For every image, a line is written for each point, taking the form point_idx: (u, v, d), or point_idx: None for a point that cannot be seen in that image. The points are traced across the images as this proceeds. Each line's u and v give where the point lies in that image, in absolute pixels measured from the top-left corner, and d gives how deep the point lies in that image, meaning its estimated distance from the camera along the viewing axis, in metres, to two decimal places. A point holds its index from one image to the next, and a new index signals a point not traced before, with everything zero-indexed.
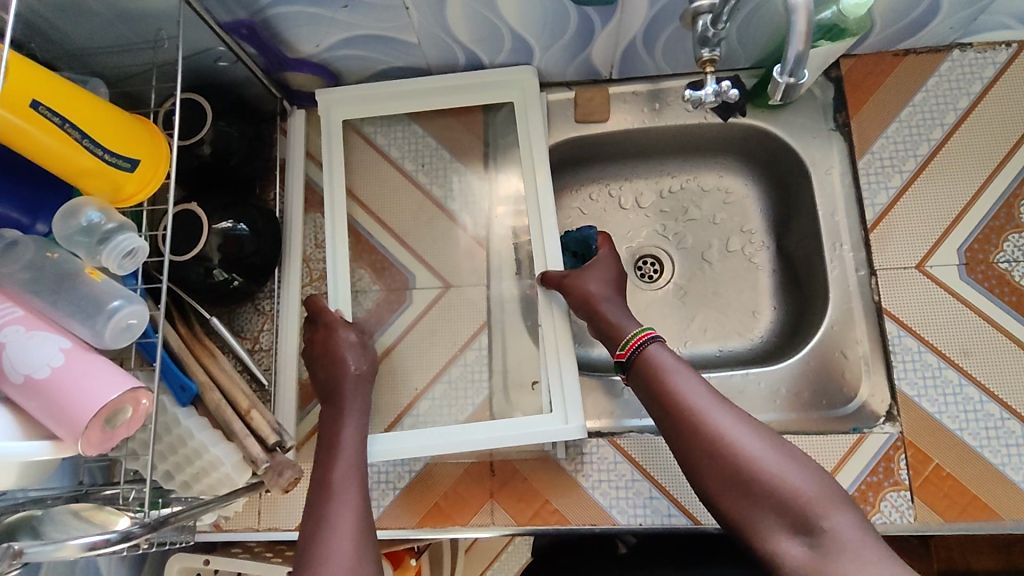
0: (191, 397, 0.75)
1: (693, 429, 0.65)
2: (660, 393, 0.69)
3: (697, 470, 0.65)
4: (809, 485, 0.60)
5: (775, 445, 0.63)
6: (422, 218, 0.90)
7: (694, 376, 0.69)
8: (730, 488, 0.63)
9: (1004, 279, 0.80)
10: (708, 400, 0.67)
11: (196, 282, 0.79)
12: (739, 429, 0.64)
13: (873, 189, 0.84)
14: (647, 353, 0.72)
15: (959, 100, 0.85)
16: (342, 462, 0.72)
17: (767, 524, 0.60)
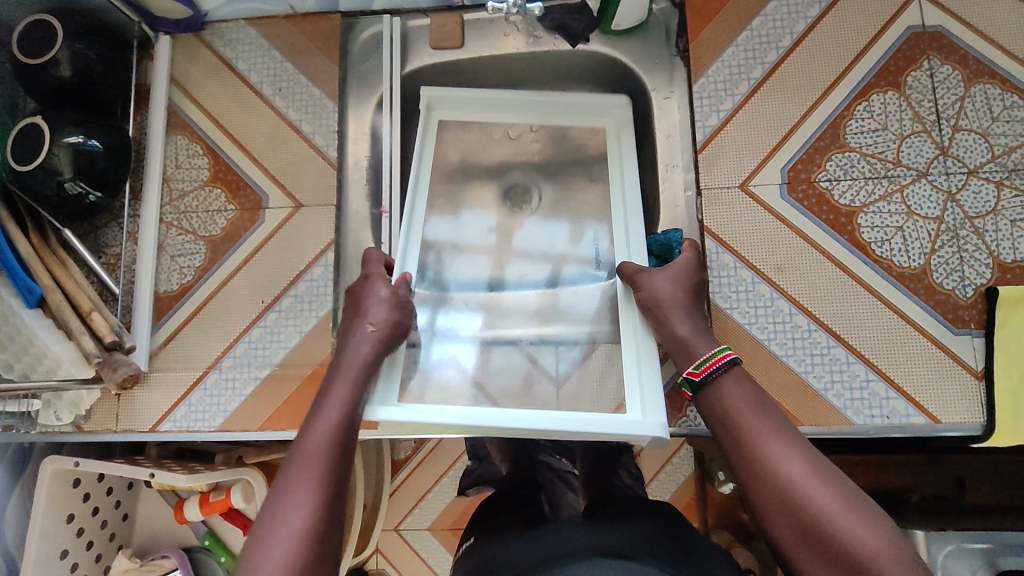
0: (36, 300, 0.81)
1: (763, 470, 0.57)
2: (732, 428, 0.61)
3: (765, 518, 0.56)
4: (892, 554, 0.50)
5: (855, 499, 0.54)
6: (277, 140, 0.94)
7: (770, 413, 0.61)
8: (792, 538, 0.54)
9: (824, 198, 0.82)
10: (783, 438, 0.59)
11: (50, 196, 0.83)
12: (815, 471, 0.55)
13: (704, 111, 0.86)
14: (725, 379, 0.64)
15: (796, 24, 0.86)
16: (313, 446, 0.58)
17: None
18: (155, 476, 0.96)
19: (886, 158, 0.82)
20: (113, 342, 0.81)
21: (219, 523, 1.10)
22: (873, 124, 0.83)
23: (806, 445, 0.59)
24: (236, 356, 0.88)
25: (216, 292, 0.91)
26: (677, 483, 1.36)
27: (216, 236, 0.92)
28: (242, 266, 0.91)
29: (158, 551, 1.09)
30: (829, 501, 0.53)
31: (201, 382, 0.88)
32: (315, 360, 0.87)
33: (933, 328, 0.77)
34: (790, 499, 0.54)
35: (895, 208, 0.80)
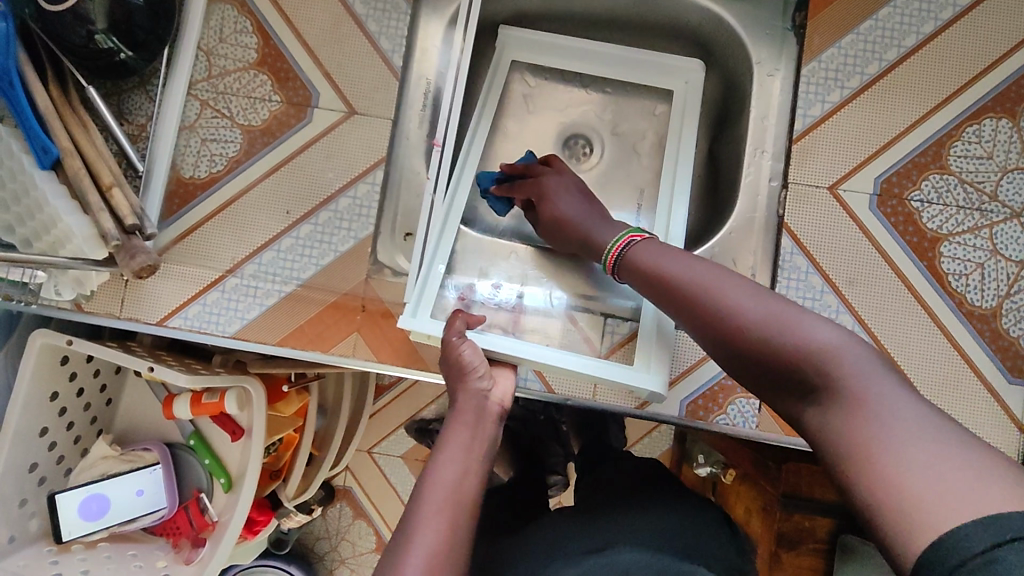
0: (51, 162, 0.72)
1: (700, 312, 0.58)
2: (662, 279, 0.63)
3: (720, 349, 0.57)
4: (843, 348, 0.49)
5: (788, 305, 0.54)
6: (337, 34, 0.84)
7: (693, 258, 0.63)
8: (743, 361, 0.55)
9: (912, 219, 0.78)
10: (708, 274, 0.60)
11: (78, 45, 0.74)
12: (746, 296, 0.56)
13: (809, 99, 0.79)
14: (635, 249, 0.68)
15: (924, 24, 0.79)
16: (462, 406, 0.62)
17: (798, 392, 0.51)
18: (154, 370, 0.90)
19: (983, 189, 0.77)
20: (133, 226, 0.73)
21: (206, 425, 1.07)
22: (978, 150, 0.78)
23: (733, 275, 0.60)
24: (261, 264, 0.82)
25: (246, 190, 0.83)
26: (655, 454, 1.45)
27: (256, 128, 0.83)
28: (280, 166, 0.83)
29: (141, 441, 1.07)
30: (760, 316, 0.54)
31: (219, 284, 0.81)
32: (350, 282, 0.82)
33: (989, 372, 0.76)
34: (736, 329, 0.55)
35: (981, 244, 0.77)
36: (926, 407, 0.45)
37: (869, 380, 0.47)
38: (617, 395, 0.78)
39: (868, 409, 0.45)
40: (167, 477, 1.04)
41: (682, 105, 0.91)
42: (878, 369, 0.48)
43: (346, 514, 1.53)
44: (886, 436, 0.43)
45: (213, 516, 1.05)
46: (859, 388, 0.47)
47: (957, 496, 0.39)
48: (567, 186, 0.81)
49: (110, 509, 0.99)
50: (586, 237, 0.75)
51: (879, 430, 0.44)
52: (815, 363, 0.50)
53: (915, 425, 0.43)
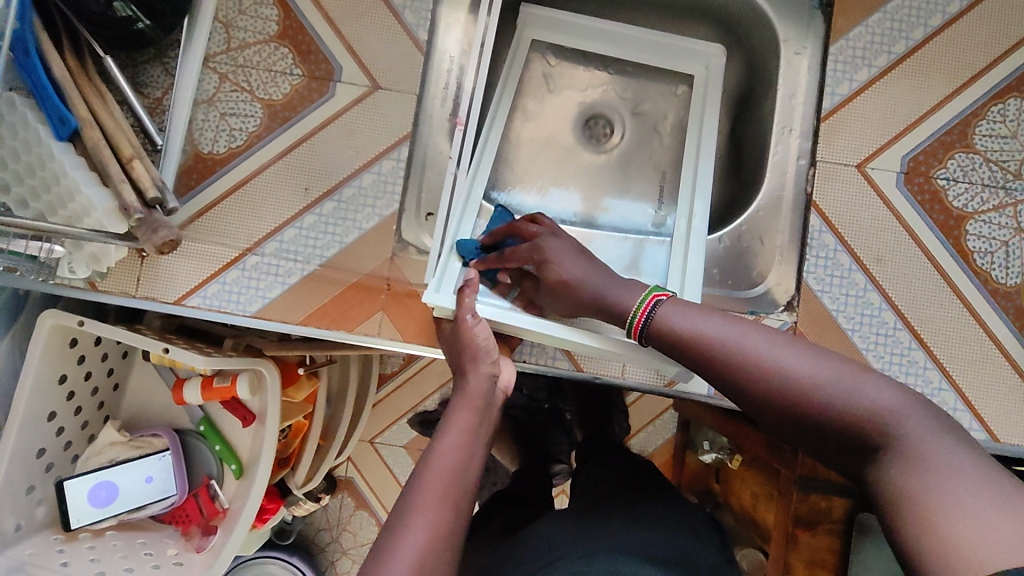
0: (69, 133, 0.70)
1: (747, 380, 0.53)
2: (695, 346, 0.57)
3: (767, 415, 0.53)
4: (905, 409, 0.48)
5: (843, 364, 0.51)
6: (360, 7, 0.82)
7: (729, 318, 0.57)
8: (796, 426, 0.52)
9: (938, 196, 0.78)
10: (752, 336, 0.55)
11: (95, 15, 0.71)
12: (797, 357, 0.52)
13: (836, 77, 0.79)
14: (661, 313, 0.60)
15: (950, 4, 0.79)
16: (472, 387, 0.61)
17: (855, 454, 0.49)
18: (169, 352, 0.88)
19: (1007, 168, 0.78)
20: (155, 199, 0.71)
21: (217, 411, 1.05)
22: (1002, 129, 0.79)
23: (777, 334, 0.55)
24: (283, 242, 0.80)
25: (267, 165, 0.80)
26: (659, 441, 1.47)
27: (277, 102, 0.81)
28: (301, 142, 0.81)
29: (148, 428, 1.05)
30: (817, 378, 0.50)
31: (239, 262, 0.79)
32: (374, 260, 0.81)
33: (1013, 349, 0.77)
34: (788, 397, 0.51)
35: (1005, 222, 0.78)
36: (982, 458, 0.45)
37: (933, 442, 0.46)
38: (646, 373, 0.78)
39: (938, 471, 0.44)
40: (177, 463, 1.02)
41: (705, 85, 0.91)
42: (939, 429, 0.47)
43: (348, 505, 1.51)
44: (956, 501, 0.42)
45: (224, 503, 1.03)
46: (927, 452, 0.45)
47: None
48: (564, 248, 0.71)
49: (117, 497, 0.96)
50: (600, 300, 0.66)
51: (946, 491, 0.43)
52: (879, 426, 0.48)
53: (985, 486, 0.42)
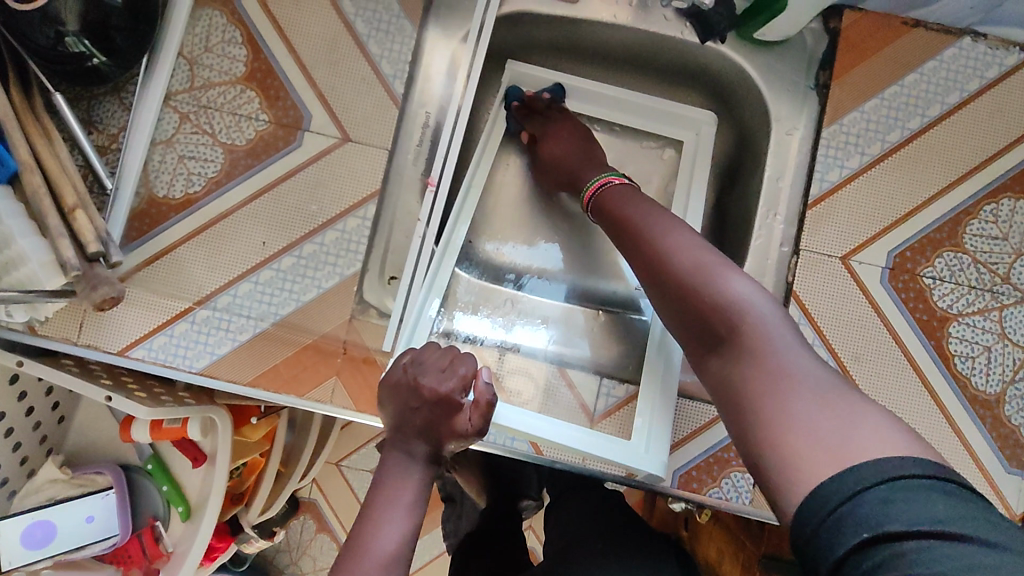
0: (7, 176, 0.65)
1: (641, 253, 0.62)
2: (623, 218, 0.67)
3: (656, 301, 0.61)
4: (755, 303, 0.54)
5: (719, 257, 0.58)
6: (335, 53, 0.78)
7: (651, 207, 0.66)
8: (673, 312, 0.59)
9: (923, 295, 0.75)
10: (661, 219, 0.63)
11: (45, 48, 0.66)
12: (682, 241, 0.60)
13: (827, 163, 0.76)
14: (611, 190, 0.71)
15: (949, 95, 0.76)
16: (418, 451, 0.62)
17: (714, 342, 0.55)
18: (111, 400, 0.82)
19: (996, 271, 0.75)
20: (97, 253, 0.67)
21: (168, 449, 1.02)
22: (994, 230, 0.75)
23: (691, 228, 0.62)
24: (237, 296, 0.76)
25: (225, 214, 0.76)
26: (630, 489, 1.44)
27: (239, 148, 0.77)
28: (262, 191, 0.77)
29: (93, 464, 1.00)
30: (693, 263, 0.58)
31: (188, 314, 0.75)
32: (332, 321, 0.77)
33: (988, 460, 0.73)
34: (670, 277, 0.59)
35: (989, 326, 0.75)
36: (824, 373, 0.50)
37: (774, 337, 0.52)
38: (607, 463, 0.73)
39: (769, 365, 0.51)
40: (121, 503, 0.98)
41: (692, 158, 0.89)
42: (785, 333, 0.53)
43: (309, 527, 1.44)
44: (787, 401, 0.48)
45: (168, 546, 1.00)
46: (769, 348, 0.51)
47: (844, 448, 0.43)
48: (569, 127, 0.83)
49: (55, 536, 0.91)
50: (573, 178, 0.79)
51: (782, 392, 0.49)
52: (730, 311, 0.54)
53: (815, 391, 0.48)
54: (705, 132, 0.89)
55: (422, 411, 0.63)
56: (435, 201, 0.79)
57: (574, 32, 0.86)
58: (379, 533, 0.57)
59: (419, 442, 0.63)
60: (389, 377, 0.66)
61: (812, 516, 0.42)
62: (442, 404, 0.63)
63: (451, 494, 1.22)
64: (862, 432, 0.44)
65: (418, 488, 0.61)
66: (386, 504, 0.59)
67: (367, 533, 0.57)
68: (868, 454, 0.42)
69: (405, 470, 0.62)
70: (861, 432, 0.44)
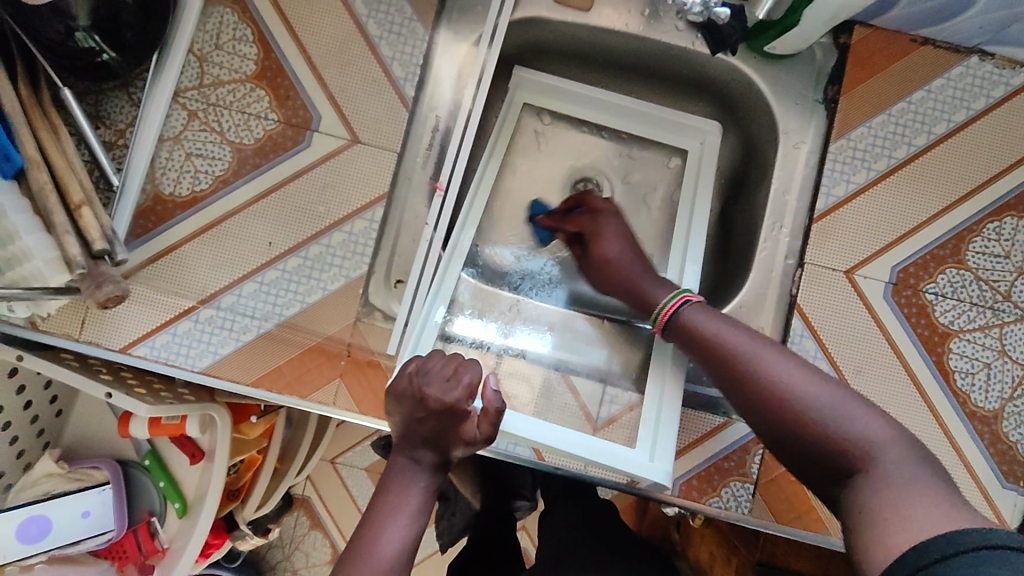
0: (13, 172, 0.64)
1: (740, 388, 0.59)
2: (705, 345, 0.63)
3: (771, 440, 0.56)
4: (880, 436, 0.51)
5: (837, 388, 0.55)
6: (346, 54, 0.78)
7: (775, 348, 0.59)
8: (790, 449, 0.55)
9: (925, 311, 0.76)
10: (753, 345, 0.60)
11: (54, 43, 0.66)
12: (795, 373, 0.56)
13: (834, 178, 0.77)
14: (685, 312, 0.67)
15: (956, 112, 0.77)
16: (422, 459, 0.64)
17: (845, 487, 0.51)
18: (112, 397, 0.82)
19: (997, 288, 0.76)
20: (103, 251, 0.67)
21: (165, 446, 1.01)
22: (997, 249, 0.76)
23: (789, 351, 0.59)
24: (242, 296, 0.75)
25: (232, 212, 0.76)
26: None
27: (247, 147, 0.76)
28: (270, 191, 0.76)
29: (89, 459, 1.00)
30: (801, 392, 0.54)
31: (192, 313, 0.75)
32: (338, 322, 0.76)
33: (985, 475, 0.74)
34: (786, 413, 0.55)
35: (990, 343, 0.75)
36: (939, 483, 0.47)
37: (897, 466, 0.49)
38: (609, 472, 0.73)
39: (876, 477, 0.49)
40: (118, 497, 0.97)
41: (699, 163, 0.89)
42: (908, 455, 0.50)
43: (302, 524, 1.44)
44: (902, 503, 0.46)
45: (164, 542, 1.00)
46: (893, 476, 0.48)
47: (968, 530, 0.41)
48: (618, 230, 0.81)
49: (51, 532, 0.91)
50: (634, 285, 0.75)
51: (899, 503, 0.46)
52: (856, 448, 0.51)
53: (932, 496, 0.45)
54: (709, 142, 0.89)
55: (429, 422, 0.64)
56: (444, 205, 0.78)
57: (585, 41, 0.87)
58: (382, 537, 0.59)
59: (425, 449, 0.64)
60: (394, 385, 0.67)
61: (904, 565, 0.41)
62: (448, 414, 0.64)
63: (447, 492, 1.22)
64: (968, 527, 0.42)
65: (421, 495, 0.63)
66: (390, 509, 0.61)
67: (370, 536, 0.59)
68: (955, 532, 0.41)
69: (411, 477, 0.63)
70: (958, 522, 0.43)
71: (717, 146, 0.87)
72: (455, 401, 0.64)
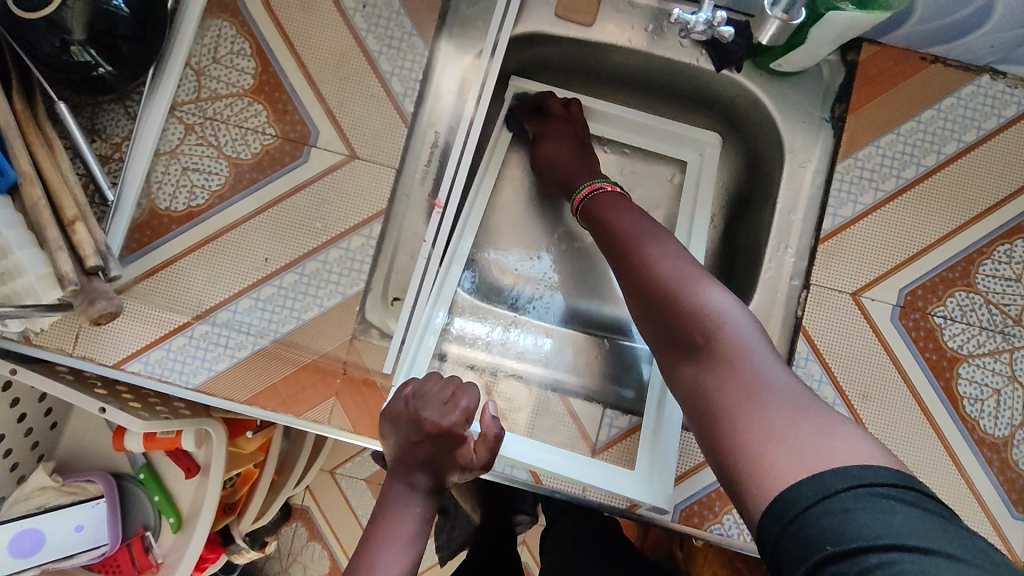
0: (7, 186, 0.64)
1: (627, 269, 0.65)
2: (613, 232, 0.68)
3: (638, 312, 0.63)
4: (729, 314, 0.57)
5: (698, 273, 0.61)
6: (345, 69, 0.77)
7: (663, 240, 0.65)
8: (652, 323, 0.62)
9: (933, 335, 0.74)
10: (648, 233, 0.66)
11: (49, 57, 0.65)
12: (667, 256, 0.63)
13: (841, 198, 0.75)
14: (603, 203, 0.72)
15: (966, 132, 0.75)
16: (419, 483, 0.63)
17: (689, 360, 0.58)
18: (105, 412, 0.81)
19: (1008, 312, 0.74)
20: (95, 267, 0.66)
21: (161, 459, 1.00)
22: (1007, 272, 0.74)
23: (678, 245, 0.65)
24: (237, 312, 0.74)
25: (228, 228, 0.75)
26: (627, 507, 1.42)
27: (244, 162, 0.75)
28: (267, 207, 0.75)
29: (84, 471, 0.99)
30: (672, 276, 0.61)
31: (186, 329, 0.74)
32: (333, 340, 0.75)
33: (995, 505, 0.72)
34: (657, 292, 0.61)
35: (999, 369, 0.74)
36: (786, 371, 0.54)
37: (747, 351, 0.55)
38: (608, 496, 0.72)
39: (737, 372, 0.54)
40: (112, 511, 0.96)
41: (703, 181, 0.88)
42: (752, 336, 0.56)
43: (300, 535, 1.43)
44: (758, 410, 0.51)
45: (158, 557, 0.99)
46: (738, 358, 0.55)
47: (817, 455, 0.46)
48: (564, 129, 0.83)
49: (44, 545, 0.90)
50: (568, 183, 0.80)
51: (755, 399, 0.52)
52: (707, 327, 0.57)
53: (777, 395, 0.52)
54: (714, 158, 0.88)
55: (426, 445, 0.63)
56: (442, 222, 0.78)
57: (588, 55, 0.86)
58: (377, 567, 0.57)
59: (420, 474, 0.63)
60: (390, 407, 0.65)
61: (778, 517, 0.44)
62: (445, 437, 0.62)
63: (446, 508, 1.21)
64: (833, 444, 0.46)
65: (417, 520, 0.61)
66: (385, 538, 0.59)
67: (365, 567, 0.57)
68: (836, 461, 0.45)
69: (407, 502, 0.62)
70: (832, 440, 0.47)
71: (717, 158, 0.88)
72: (452, 424, 0.62)
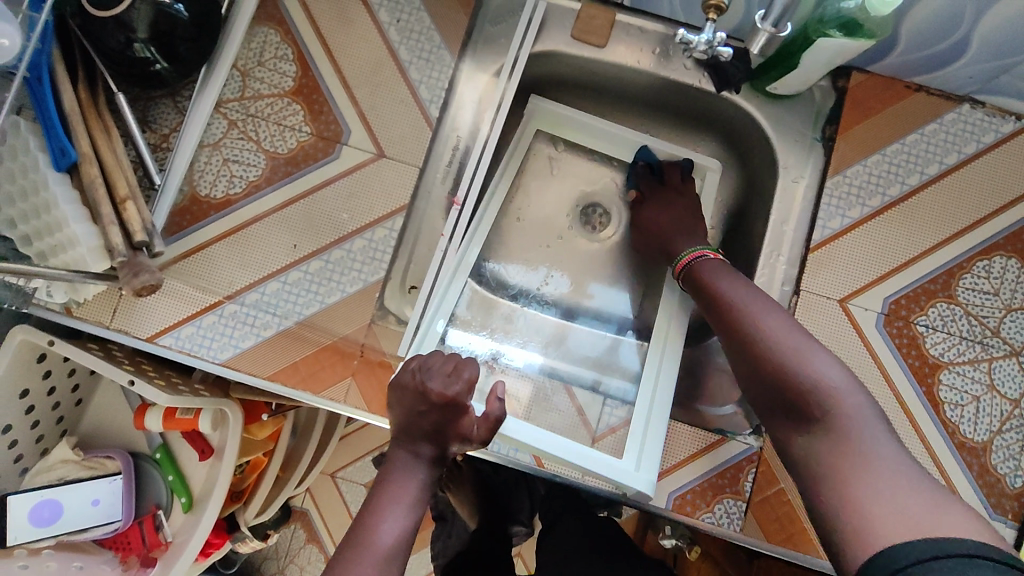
0: (67, 164, 0.69)
1: (731, 330, 0.67)
2: (714, 296, 0.72)
3: (740, 370, 0.65)
4: (835, 380, 0.57)
5: (802, 337, 0.62)
6: (377, 76, 0.84)
7: (761, 301, 0.68)
8: (751, 381, 0.63)
9: (915, 342, 0.79)
10: (752, 296, 0.68)
11: (115, 51, 0.72)
12: (779, 325, 0.64)
13: (830, 212, 0.81)
14: (707, 271, 0.76)
15: (948, 155, 0.81)
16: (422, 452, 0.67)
17: (794, 423, 0.59)
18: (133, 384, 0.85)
19: (986, 324, 0.79)
20: (142, 242, 0.72)
21: (176, 440, 1.04)
22: (986, 286, 0.79)
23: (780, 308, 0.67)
24: (266, 293, 0.80)
25: (261, 216, 0.81)
26: None
27: (281, 156, 0.82)
28: (298, 198, 0.82)
29: (102, 449, 1.03)
30: (770, 332, 0.63)
31: (216, 308, 0.79)
32: (352, 324, 0.80)
33: (972, 505, 0.76)
34: (754, 350, 0.63)
35: (978, 377, 0.78)
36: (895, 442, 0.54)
37: (855, 420, 0.55)
38: (605, 480, 0.76)
39: (846, 439, 0.54)
40: (127, 488, 1.00)
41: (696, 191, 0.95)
42: (866, 407, 0.56)
43: (299, 536, 1.45)
44: (866, 477, 0.51)
45: (167, 536, 1.02)
46: (846, 425, 0.55)
47: (926, 523, 0.46)
48: (675, 200, 0.90)
49: (62, 515, 0.94)
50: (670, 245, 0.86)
51: (862, 466, 0.52)
52: (810, 388, 0.57)
53: (899, 474, 0.50)
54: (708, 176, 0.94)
55: (432, 417, 0.67)
56: (458, 220, 0.83)
57: (600, 75, 0.93)
58: (383, 525, 0.61)
59: (426, 443, 0.68)
60: (398, 379, 0.70)
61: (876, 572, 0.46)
62: (451, 407, 0.67)
63: (445, 512, 1.23)
64: (942, 514, 0.47)
65: (421, 485, 0.66)
66: (391, 501, 0.64)
67: (372, 525, 0.61)
68: (942, 528, 0.45)
69: (411, 468, 0.67)
70: (946, 513, 0.47)
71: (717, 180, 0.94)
72: (457, 397, 0.67)
